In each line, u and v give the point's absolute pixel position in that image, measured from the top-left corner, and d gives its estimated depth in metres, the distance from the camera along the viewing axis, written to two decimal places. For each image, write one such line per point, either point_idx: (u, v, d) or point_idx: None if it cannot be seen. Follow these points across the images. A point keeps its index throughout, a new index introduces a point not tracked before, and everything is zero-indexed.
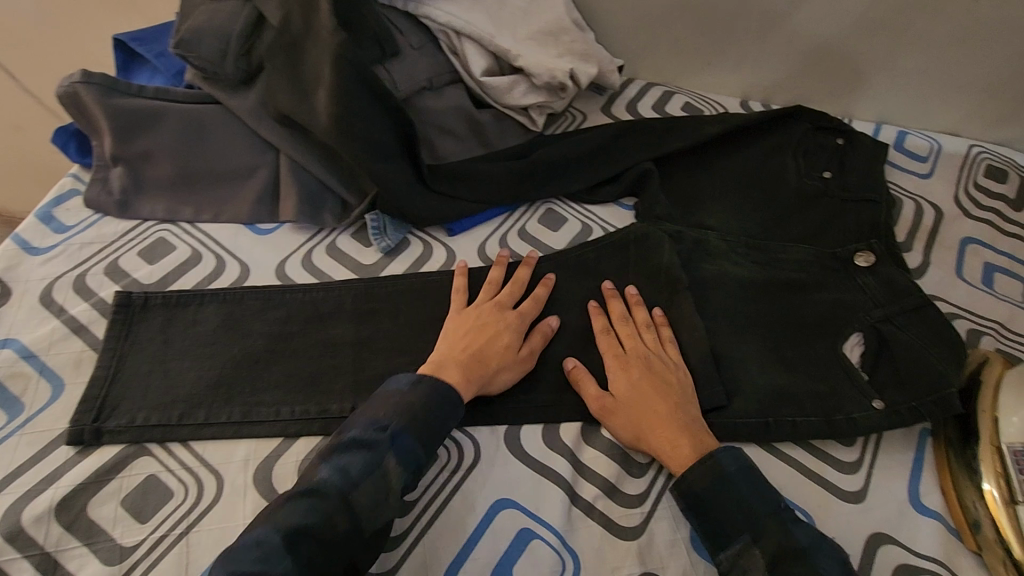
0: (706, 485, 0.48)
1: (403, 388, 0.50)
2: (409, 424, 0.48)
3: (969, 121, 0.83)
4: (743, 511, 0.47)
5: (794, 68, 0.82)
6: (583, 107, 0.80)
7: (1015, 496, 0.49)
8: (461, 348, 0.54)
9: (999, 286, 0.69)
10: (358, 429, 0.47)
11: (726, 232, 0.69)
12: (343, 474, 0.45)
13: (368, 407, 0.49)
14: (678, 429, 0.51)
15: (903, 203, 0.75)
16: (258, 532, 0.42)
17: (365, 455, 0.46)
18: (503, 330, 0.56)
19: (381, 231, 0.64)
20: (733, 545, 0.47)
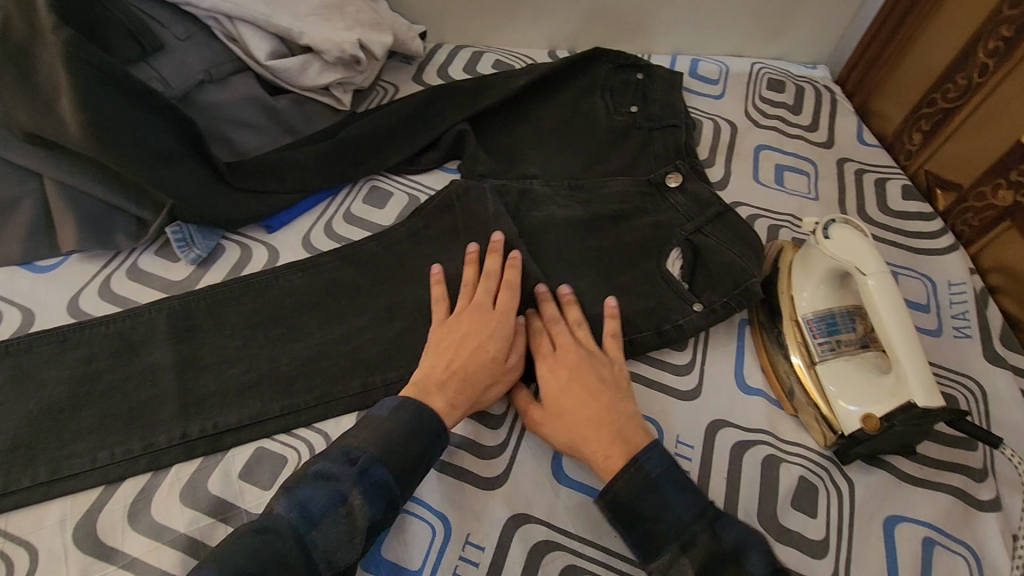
0: (629, 493, 0.46)
1: (388, 415, 0.47)
2: (389, 454, 0.45)
3: (747, 42, 0.92)
4: (667, 518, 0.45)
5: (589, 13, 0.85)
6: (394, 79, 0.79)
7: (813, 357, 0.56)
8: (445, 365, 0.51)
9: (788, 183, 0.77)
10: (323, 463, 0.44)
11: (550, 178, 0.71)
12: (303, 512, 0.41)
13: (340, 438, 0.46)
14: (611, 435, 0.49)
15: (702, 124, 0.82)
16: (204, 571, 0.38)
17: (331, 492, 0.42)
18: (491, 338, 0.53)
19: (187, 243, 0.59)
20: (664, 554, 0.45)
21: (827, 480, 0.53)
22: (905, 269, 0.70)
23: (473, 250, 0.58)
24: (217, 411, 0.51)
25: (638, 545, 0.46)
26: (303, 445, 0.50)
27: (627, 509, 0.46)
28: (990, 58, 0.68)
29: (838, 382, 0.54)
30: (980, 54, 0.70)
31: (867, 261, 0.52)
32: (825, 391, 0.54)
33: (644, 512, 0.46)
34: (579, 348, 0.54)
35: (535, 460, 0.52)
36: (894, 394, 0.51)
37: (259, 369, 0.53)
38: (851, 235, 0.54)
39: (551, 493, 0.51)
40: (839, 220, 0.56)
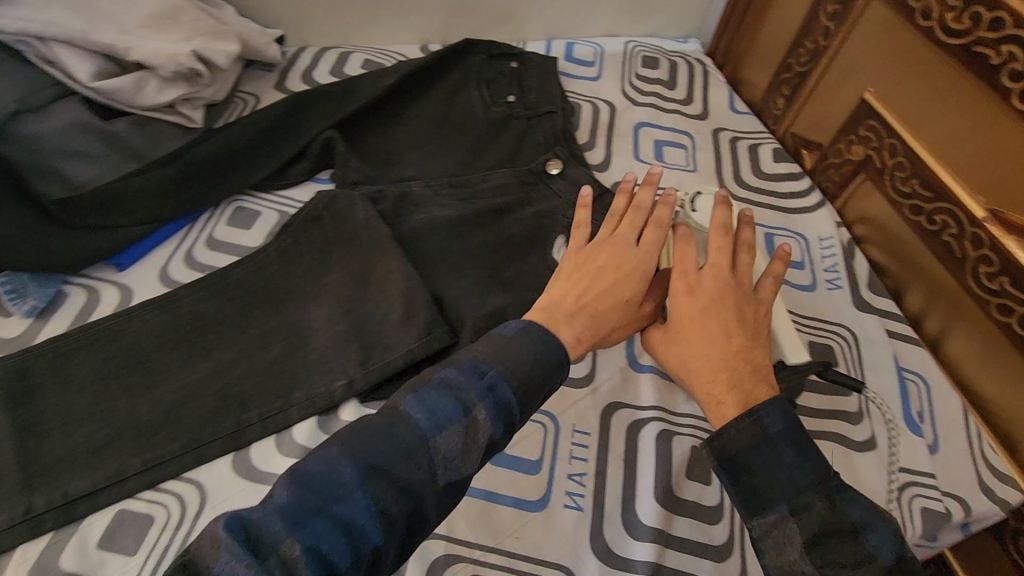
0: (744, 444, 0.41)
1: (510, 336, 0.44)
2: (512, 372, 0.41)
3: (619, 21, 0.92)
4: (782, 474, 0.40)
5: (455, 4, 0.83)
6: (254, 89, 0.73)
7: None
8: (575, 300, 0.50)
9: (667, 158, 0.79)
10: (459, 369, 0.41)
11: (429, 178, 0.69)
12: (433, 415, 0.38)
13: (472, 351, 0.43)
14: (724, 384, 0.45)
15: (581, 108, 0.82)
16: (334, 453, 0.36)
17: (454, 400, 0.39)
18: (621, 281, 0.51)
19: (20, 294, 0.54)
20: (773, 512, 0.40)
21: None
22: (780, 230, 0.73)
23: (585, 195, 0.58)
24: (66, 477, 0.46)
25: (744, 500, 0.41)
26: (174, 502, 0.46)
27: (738, 460, 0.41)
28: (830, 20, 0.71)
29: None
30: (821, 18, 0.73)
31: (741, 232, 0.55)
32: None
33: (760, 469, 0.41)
34: (720, 272, 0.50)
35: None
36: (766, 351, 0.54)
37: (114, 424, 0.49)
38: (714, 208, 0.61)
39: None
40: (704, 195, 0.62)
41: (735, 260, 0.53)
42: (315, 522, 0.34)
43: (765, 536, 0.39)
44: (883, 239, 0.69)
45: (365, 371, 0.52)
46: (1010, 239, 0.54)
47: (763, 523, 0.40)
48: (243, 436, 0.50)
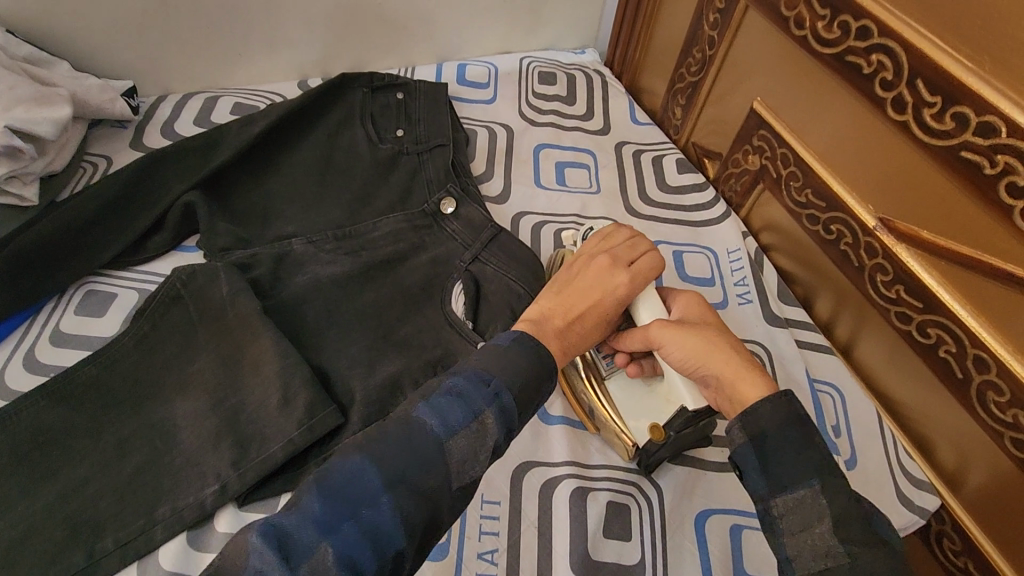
0: (775, 420, 0.40)
1: (505, 346, 0.42)
2: (516, 377, 0.40)
3: (511, 37, 0.89)
4: (806, 454, 0.38)
5: (330, 34, 0.77)
6: (105, 150, 0.66)
7: (601, 374, 0.53)
8: (562, 314, 0.48)
9: (570, 180, 0.76)
10: (461, 378, 0.40)
11: (311, 232, 0.64)
12: (444, 423, 0.37)
13: (469, 360, 0.42)
14: (733, 356, 0.44)
15: (477, 135, 0.78)
16: (355, 461, 0.36)
17: (464, 407, 0.38)
18: (609, 294, 0.50)
19: None
20: (799, 490, 0.38)
21: (637, 495, 0.52)
22: (688, 246, 0.72)
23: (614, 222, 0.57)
24: None
25: (768, 480, 0.39)
26: None
27: (766, 436, 0.39)
28: (713, 30, 0.70)
29: (626, 396, 0.52)
30: (705, 27, 0.72)
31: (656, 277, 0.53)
32: (618, 407, 0.52)
33: (787, 446, 0.39)
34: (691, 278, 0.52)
35: None
36: (668, 400, 0.50)
37: None
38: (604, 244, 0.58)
39: None
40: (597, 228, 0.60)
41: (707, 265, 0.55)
42: (345, 529, 0.33)
43: (787, 513, 0.38)
44: (790, 247, 0.68)
45: (241, 472, 0.47)
46: (902, 247, 0.53)
47: (789, 500, 0.38)
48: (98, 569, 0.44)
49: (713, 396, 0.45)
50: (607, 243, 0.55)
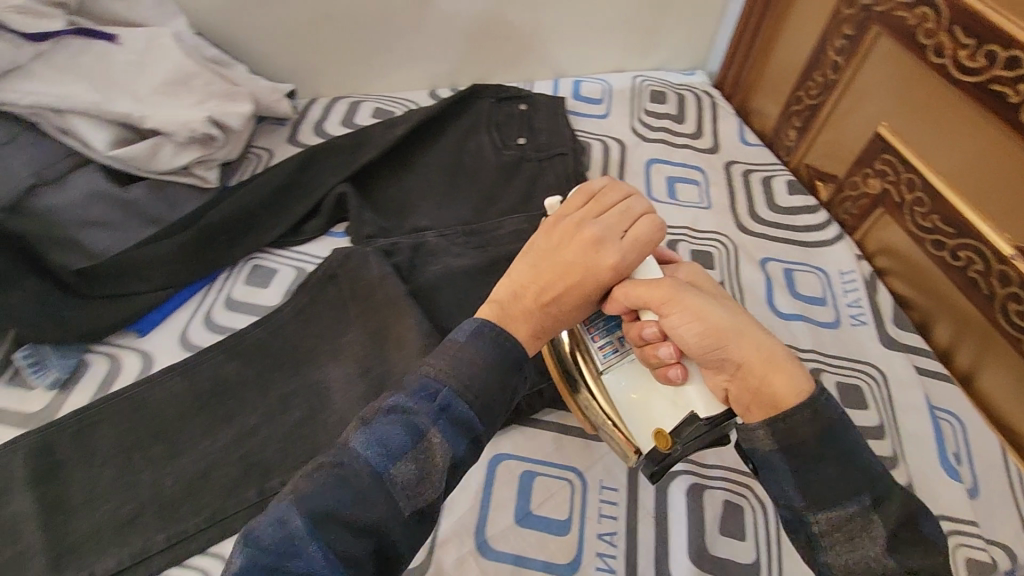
0: (816, 432, 0.37)
1: (461, 345, 0.40)
2: (472, 383, 0.38)
3: (624, 57, 0.92)
4: (851, 470, 0.36)
5: (463, 47, 0.83)
6: (267, 143, 0.74)
7: (598, 366, 0.47)
8: (535, 298, 0.43)
9: (681, 194, 0.78)
10: (404, 396, 0.38)
11: (443, 226, 0.69)
12: (373, 455, 0.36)
13: (414, 371, 0.40)
14: (763, 358, 0.39)
15: (592, 146, 0.82)
16: (284, 508, 0.35)
17: (409, 427, 0.37)
18: (591, 272, 0.43)
19: (41, 366, 0.53)
20: (851, 507, 0.36)
21: (751, 498, 0.53)
22: (799, 265, 0.72)
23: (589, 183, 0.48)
24: (93, 556, 0.46)
25: (809, 497, 0.37)
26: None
27: (803, 448, 0.37)
28: (838, 55, 0.72)
29: (627, 392, 0.45)
30: (829, 53, 0.74)
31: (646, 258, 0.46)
32: (616, 406, 0.46)
33: (830, 460, 0.37)
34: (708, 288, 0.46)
35: (458, 536, 0.49)
36: (677, 405, 0.43)
37: (139, 498, 0.49)
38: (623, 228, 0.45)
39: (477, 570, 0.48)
40: (607, 192, 0.47)
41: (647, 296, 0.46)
42: None
43: (834, 531, 0.37)
44: (911, 274, 0.68)
45: None
46: None
47: (834, 518, 0.36)
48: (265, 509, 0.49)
49: (725, 383, 0.40)
50: (593, 206, 0.46)
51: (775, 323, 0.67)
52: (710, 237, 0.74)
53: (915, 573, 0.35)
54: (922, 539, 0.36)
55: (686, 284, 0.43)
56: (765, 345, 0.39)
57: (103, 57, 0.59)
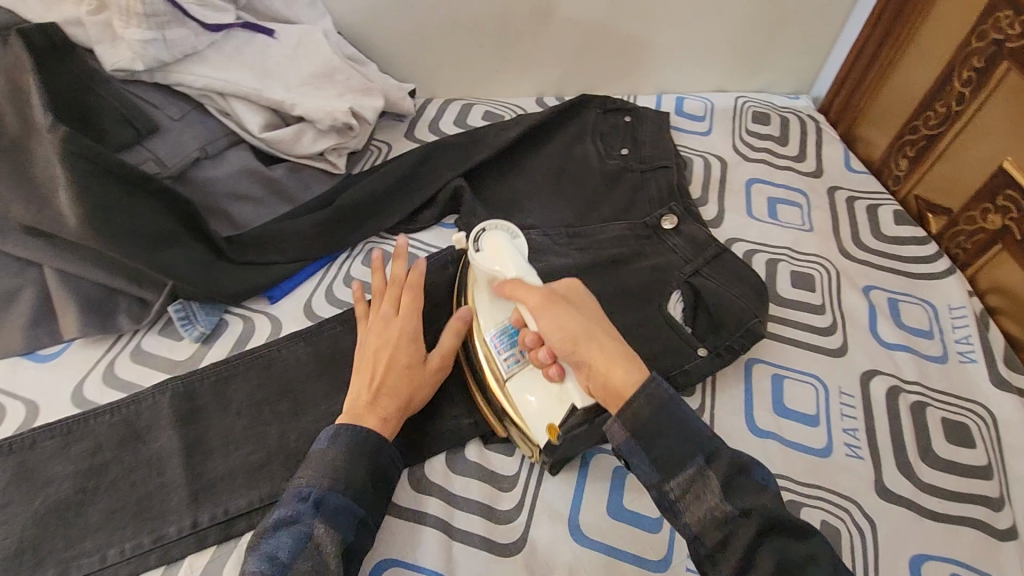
0: (651, 409, 0.42)
1: (323, 450, 0.46)
2: (340, 482, 0.45)
3: (729, 77, 0.93)
4: (685, 434, 0.42)
5: (574, 58, 0.86)
6: (387, 137, 0.80)
7: (502, 374, 0.53)
8: (371, 384, 0.50)
9: (782, 216, 0.78)
10: (281, 509, 0.44)
11: (547, 227, 0.71)
12: (273, 561, 0.41)
13: (291, 485, 0.46)
14: (606, 358, 0.44)
15: (693, 162, 0.83)
16: None
17: (295, 534, 0.42)
18: (393, 364, 0.51)
19: (190, 320, 0.58)
20: (689, 468, 0.41)
21: (848, 521, 0.54)
22: (904, 295, 0.71)
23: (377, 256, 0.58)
24: (226, 496, 0.50)
25: (658, 466, 0.42)
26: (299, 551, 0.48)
27: (646, 427, 0.42)
28: (965, 87, 0.71)
29: (524, 396, 0.52)
30: (955, 84, 0.73)
31: (515, 260, 0.53)
32: (522, 414, 0.52)
33: (664, 428, 0.42)
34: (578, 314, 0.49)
35: (553, 519, 0.51)
36: (561, 400, 0.51)
37: (267, 448, 0.53)
38: (499, 241, 0.54)
39: (572, 554, 0.50)
40: (488, 229, 0.56)
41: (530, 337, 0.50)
42: None
43: (685, 493, 0.41)
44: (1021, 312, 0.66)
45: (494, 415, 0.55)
46: None
47: (681, 482, 0.41)
48: None
49: (586, 381, 0.47)
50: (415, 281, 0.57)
51: (878, 352, 0.65)
52: (812, 260, 0.73)
53: (750, 512, 0.39)
54: (751, 481, 0.40)
55: (563, 293, 0.49)
56: (618, 343, 0.45)
57: (262, 50, 0.65)
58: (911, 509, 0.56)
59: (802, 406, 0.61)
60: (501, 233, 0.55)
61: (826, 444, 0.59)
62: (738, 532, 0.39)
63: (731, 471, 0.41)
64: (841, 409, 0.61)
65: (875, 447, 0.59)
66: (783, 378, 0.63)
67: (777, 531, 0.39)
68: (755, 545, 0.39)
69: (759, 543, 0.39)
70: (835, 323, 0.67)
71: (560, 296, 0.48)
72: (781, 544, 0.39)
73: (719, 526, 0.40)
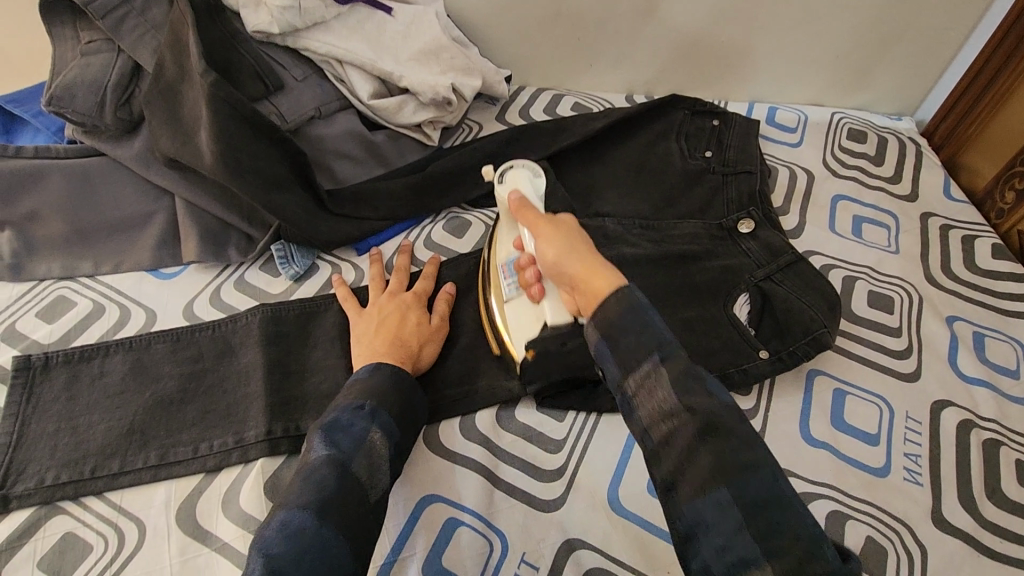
0: (618, 308, 0.41)
1: (363, 378, 0.49)
2: (385, 398, 0.48)
3: (828, 92, 0.91)
4: (647, 333, 0.40)
5: (668, 60, 0.88)
6: (478, 118, 0.84)
7: (502, 294, 0.58)
8: (382, 340, 0.55)
9: (866, 235, 0.76)
10: (336, 413, 0.46)
11: (622, 217, 0.73)
12: (338, 451, 0.43)
13: (338, 400, 0.48)
14: (587, 268, 0.45)
15: (778, 171, 0.82)
16: (285, 517, 0.40)
17: (353, 433, 0.45)
18: (404, 323, 0.57)
19: (287, 260, 0.65)
20: (642, 367, 0.40)
21: (899, 544, 0.53)
22: (991, 331, 0.67)
23: (405, 244, 0.67)
24: (300, 414, 0.54)
25: (621, 364, 0.41)
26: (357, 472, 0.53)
27: (612, 326, 0.41)
28: None
29: (514, 316, 0.57)
30: None
31: (531, 196, 0.59)
32: (507, 323, 0.57)
33: (629, 328, 0.41)
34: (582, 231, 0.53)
35: (593, 486, 0.53)
36: (537, 320, 0.55)
37: (338, 379, 0.57)
38: (520, 177, 0.60)
39: (607, 522, 0.51)
40: (514, 168, 0.61)
41: (523, 264, 0.56)
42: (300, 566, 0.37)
43: (639, 390, 0.40)
44: None
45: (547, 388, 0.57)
46: None
47: (638, 376, 0.40)
48: (436, 415, 0.57)
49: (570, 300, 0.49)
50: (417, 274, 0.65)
51: (953, 383, 0.63)
52: (892, 282, 0.71)
53: (693, 412, 0.37)
54: (704, 389, 0.38)
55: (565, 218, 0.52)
56: (594, 253, 0.47)
57: (380, 26, 0.72)
58: (968, 544, 0.53)
59: (862, 424, 0.60)
60: (525, 171, 0.60)
61: (883, 464, 0.57)
62: (679, 428, 0.37)
63: (684, 376, 0.38)
64: (905, 433, 0.59)
65: (937, 476, 0.57)
66: (846, 394, 0.61)
67: (720, 435, 0.36)
68: (695, 444, 0.36)
69: (698, 443, 0.36)
70: (910, 347, 0.65)
71: (549, 220, 0.51)
72: (720, 445, 0.35)
73: (664, 420, 0.38)
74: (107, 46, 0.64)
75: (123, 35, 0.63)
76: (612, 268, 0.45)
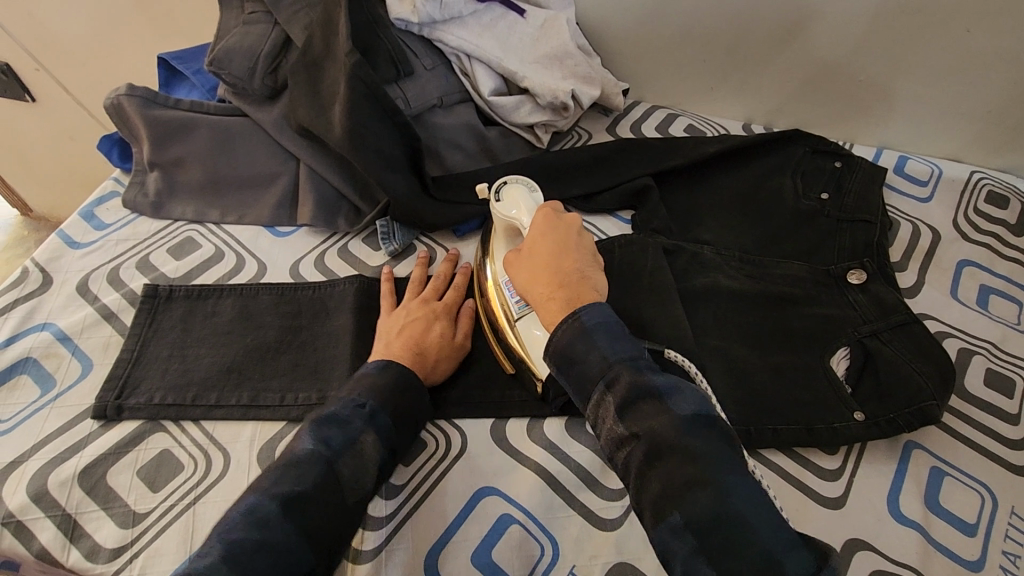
0: (565, 339, 0.45)
1: (371, 374, 0.52)
2: (384, 401, 0.50)
3: (972, 147, 0.83)
4: (591, 359, 0.44)
5: (795, 92, 0.84)
6: (589, 127, 0.85)
7: (512, 315, 0.58)
8: (401, 345, 0.56)
9: (993, 308, 0.69)
10: (336, 406, 0.49)
11: (721, 247, 0.71)
12: (325, 447, 0.46)
13: (341, 393, 0.51)
14: (554, 296, 0.48)
15: (900, 225, 0.77)
16: (251, 501, 0.42)
17: (348, 431, 0.47)
18: (427, 332, 0.57)
19: (389, 236, 0.67)
20: (593, 394, 0.44)
21: None
22: None
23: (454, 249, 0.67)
24: None
25: (577, 393, 0.45)
26: (438, 441, 0.56)
27: (566, 354, 0.45)
28: None
29: (531, 333, 0.56)
30: None
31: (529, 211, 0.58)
32: (524, 344, 0.57)
33: (578, 358, 0.45)
34: (565, 224, 0.54)
35: None
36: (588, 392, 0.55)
37: None
38: (518, 192, 0.60)
39: None
40: (510, 182, 0.61)
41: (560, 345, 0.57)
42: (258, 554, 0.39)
43: (595, 416, 0.43)
44: None
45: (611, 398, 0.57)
46: None
47: (591, 407, 0.44)
48: (505, 412, 0.57)
49: None
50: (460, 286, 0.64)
51: None
52: (1017, 364, 0.64)
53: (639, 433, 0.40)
54: (656, 404, 0.40)
55: (538, 229, 0.54)
56: (546, 274, 0.50)
57: (511, 26, 0.74)
58: None
59: (961, 511, 0.54)
60: (522, 187, 0.61)
61: (977, 558, 0.52)
62: (631, 452, 0.40)
63: (631, 395, 0.41)
64: (1007, 531, 0.53)
65: None
66: (945, 474, 0.56)
67: (661, 455, 0.39)
68: (644, 469, 0.39)
69: (648, 467, 0.39)
70: None
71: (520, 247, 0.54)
72: (670, 467, 0.38)
73: (619, 447, 0.41)
74: (264, 18, 0.70)
75: (281, 10, 0.68)
76: (563, 294, 0.48)
